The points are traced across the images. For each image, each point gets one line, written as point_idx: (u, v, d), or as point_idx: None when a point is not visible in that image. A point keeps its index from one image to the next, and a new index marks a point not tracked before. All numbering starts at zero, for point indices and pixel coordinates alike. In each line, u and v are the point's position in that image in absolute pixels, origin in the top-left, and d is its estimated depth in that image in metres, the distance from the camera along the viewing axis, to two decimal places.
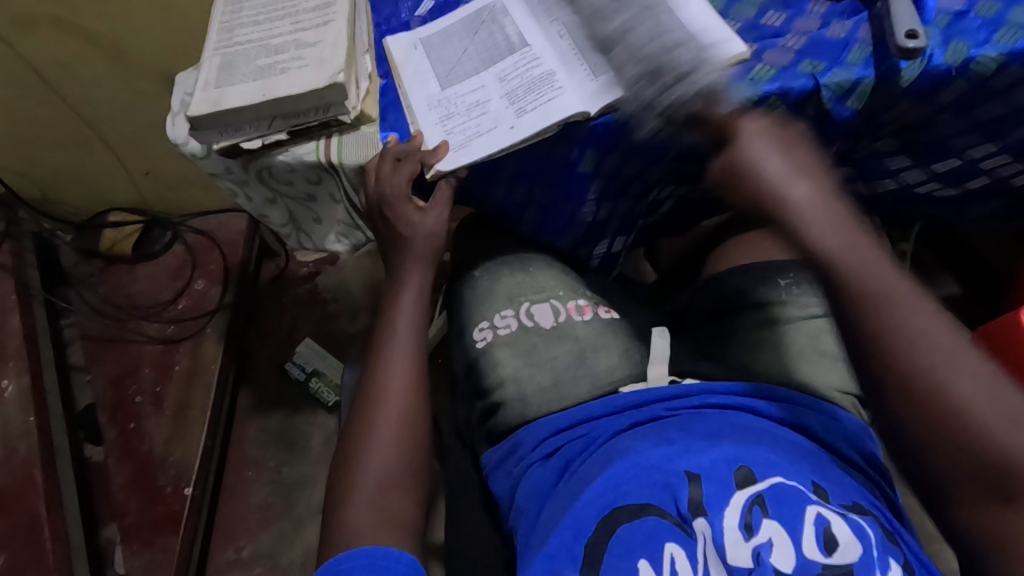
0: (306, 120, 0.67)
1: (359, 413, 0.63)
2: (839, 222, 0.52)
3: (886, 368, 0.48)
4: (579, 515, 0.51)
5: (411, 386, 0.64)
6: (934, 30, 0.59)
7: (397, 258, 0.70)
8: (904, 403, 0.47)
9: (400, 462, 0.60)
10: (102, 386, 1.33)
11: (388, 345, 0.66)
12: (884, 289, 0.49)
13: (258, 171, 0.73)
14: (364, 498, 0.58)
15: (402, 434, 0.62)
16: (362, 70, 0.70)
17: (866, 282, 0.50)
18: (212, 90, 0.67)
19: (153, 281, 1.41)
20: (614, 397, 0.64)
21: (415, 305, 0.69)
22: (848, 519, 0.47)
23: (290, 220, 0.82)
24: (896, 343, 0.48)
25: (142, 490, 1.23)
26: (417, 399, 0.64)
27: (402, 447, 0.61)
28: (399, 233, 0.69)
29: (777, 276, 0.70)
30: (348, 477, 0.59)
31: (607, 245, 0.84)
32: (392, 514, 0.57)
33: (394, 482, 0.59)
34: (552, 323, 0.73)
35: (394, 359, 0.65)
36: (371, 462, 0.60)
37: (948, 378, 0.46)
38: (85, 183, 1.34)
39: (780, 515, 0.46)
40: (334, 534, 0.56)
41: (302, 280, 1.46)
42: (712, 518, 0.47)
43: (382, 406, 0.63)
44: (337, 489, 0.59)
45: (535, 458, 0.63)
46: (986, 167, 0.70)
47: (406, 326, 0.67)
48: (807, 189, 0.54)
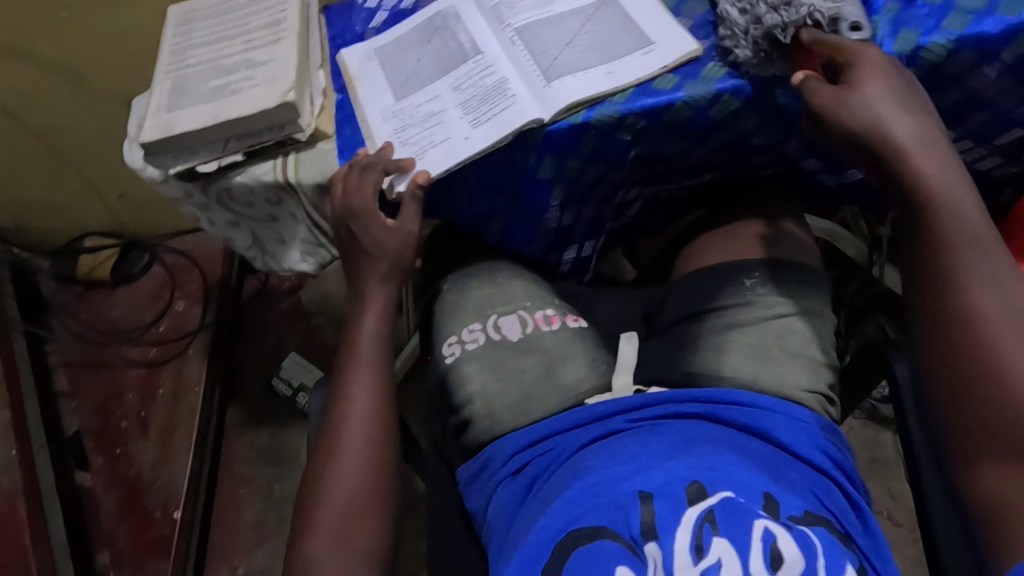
0: (261, 140, 0.67)
1: (323, 439, 0.63)
2: (948, 170, 0.53)
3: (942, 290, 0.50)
4: (537, 540, 0.51)
5: (371, 405, 0.64)
6: (883, 20, 0.59)
7: (364, 274, 0.70)
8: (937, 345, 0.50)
9: (359, 487, 0.60)
10: (87, 412, 1.32)
11: (354, 360, 0.66)
12: (968, 232, 0.51)
13: (218, 193, 0.72)
14: (325, 525, 0.57)
15: (366, 454, 0.62)
16: (315, 87, 0.70)
17: (959, 225, 0.51)
18: (164, 115, 0.66)
19: (134, 304, 1.40)
20: (581, 410, 0.64)
21: (383, 327, 0.69)
22: (795, 534, 0.47)
23: (254, 243, 0.81)
24: (967, 295, 0.49)
25: (132, 516, 1.22)
26: (379, 418, 0.64)
27: (361, 469, 0.61)
28: (364, 249, 0.69)
29: (743, 277, 0.70)
30: (310, 508, 0.59)
31: (576, 250, 0.82)
32: (352, 545, 0.57)
33: (354, 513, 0.58)
34: (520, 335, 0.72)
35: (357, 377, 0.65)
36: (332, 484, 0.60)
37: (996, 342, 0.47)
38: (59, 210, 1.33)
39: (728, 532, 0.46)
40: (295, 564, 0.56)
41: (286, 294, 1.45)
42: (663, 542, 0.46)
43: (344, 425, 0.63)
44: (300, 519, 0.59)
45: (504, 475, 0.63)
46: (949, 153, 0.69)
47: (371, 344, 0.67)
48: (915, 125, 0.54)
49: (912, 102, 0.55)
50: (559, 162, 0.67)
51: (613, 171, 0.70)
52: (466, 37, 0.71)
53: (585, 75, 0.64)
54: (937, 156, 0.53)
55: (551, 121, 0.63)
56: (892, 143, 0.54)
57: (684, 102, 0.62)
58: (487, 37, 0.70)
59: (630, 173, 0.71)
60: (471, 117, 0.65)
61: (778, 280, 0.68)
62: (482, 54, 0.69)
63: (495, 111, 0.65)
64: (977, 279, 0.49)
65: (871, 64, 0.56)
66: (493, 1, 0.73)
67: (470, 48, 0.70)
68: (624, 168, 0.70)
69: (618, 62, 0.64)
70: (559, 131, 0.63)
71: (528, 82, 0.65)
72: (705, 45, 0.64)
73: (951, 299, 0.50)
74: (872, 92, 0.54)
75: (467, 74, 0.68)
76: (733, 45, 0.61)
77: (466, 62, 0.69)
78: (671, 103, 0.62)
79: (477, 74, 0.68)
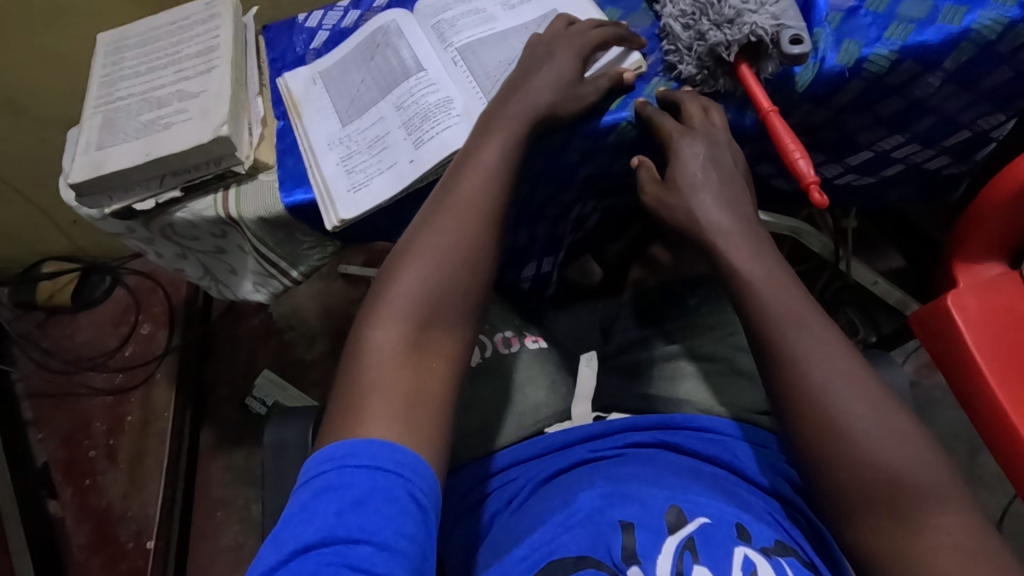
0: (199, 175, 0.65)
1: (405, 239, 0.54)
2: (762, 255, 0.53)
3: (779, 364, 0.50)
4: (509, 571, 0.49)
5: (463, 239, 0.53)
6: (826, 31, 0.58)
7: (494, 111, 0.59)
8: (798, 418, 0.49)
9: (430, 304, 0.51)
10: (54, 444, 1.29)
11: (456, 184, 0.56)
12: (790, 312, 0.50)
13: (160, 229, 0.70)
14: (391, 323, 0.50)
15: (442, 289, 0.52)
16: (254, 115, 0.68)
17: (780, 311, 0.50)
18: (94, 153, 0.64)
19: (98, 330, 1.37)
20: (539, 440, 0.63)
21: (503, 161, 0.56)
22: (773, 562, 0.46)
23: (205, 274, 0.78)
24: (803, 374, 0.48)
25: (105, 548, 1.20)
26: (466, 258, 0.53)
27: (422, 308, 0.51)
28: (510, 90, 0.59)
29: (688, 296, 0.72)
30: (376, 298, 0.52)
31: (535, 267, 0.81)
32: (413, 384, 0.48)
33: (419, 337, 0.50)
34: (478, 360, 0.70)
35: (452, 206, 0.55)
36: (392, 310, 0.50)
37: (844, 409, 0.47)
38: (12, 238, 1.29)
39: (709, 560, 0.46)
40: (355, 354, 0.49)
41: (255, 310, 1.42)
42: (646, 565, 0.46)
43: (425, 246, 0.53)
44: (366, 308, 0.52)
45: (464, 509, 0.61)
46: (899, 156, 0.68)
47: (482, 170, 0.56)
48: (731, 222, 0.55)
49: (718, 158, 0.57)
50: None
51: (563, 192, 0.69)
52: (407, 54, 0.68)
53: None
54: (752, 239, 0.54)
55: None
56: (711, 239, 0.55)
57: (629, 123, 0.61)
58: (429, 55, 0.67)
59: (581, 190, 0.70)
60: (415, 139, 0.63)
61: (717, 299, 0.71)
62: (424, 72, 0.66)
63: (437, 131, 0.63)
64: (809, 352, 0.49)
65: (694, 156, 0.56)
66: (434, 18, 0.70)
67: (412, 65, 0.67)
68: (575, 186, 0.69)
69: None
70: None
71: (465, 102, 0.64)
72: (649, 60, 0.63)
73: (795, 381, 0.49)
74: (692, 175, 0.56)
75: (409, 93, 0.66)
76: (677, 61, 0.61)
77: (408, 81, 0.67)
78: (616, 123, 0.61)
79: (419, 94, 0.65)
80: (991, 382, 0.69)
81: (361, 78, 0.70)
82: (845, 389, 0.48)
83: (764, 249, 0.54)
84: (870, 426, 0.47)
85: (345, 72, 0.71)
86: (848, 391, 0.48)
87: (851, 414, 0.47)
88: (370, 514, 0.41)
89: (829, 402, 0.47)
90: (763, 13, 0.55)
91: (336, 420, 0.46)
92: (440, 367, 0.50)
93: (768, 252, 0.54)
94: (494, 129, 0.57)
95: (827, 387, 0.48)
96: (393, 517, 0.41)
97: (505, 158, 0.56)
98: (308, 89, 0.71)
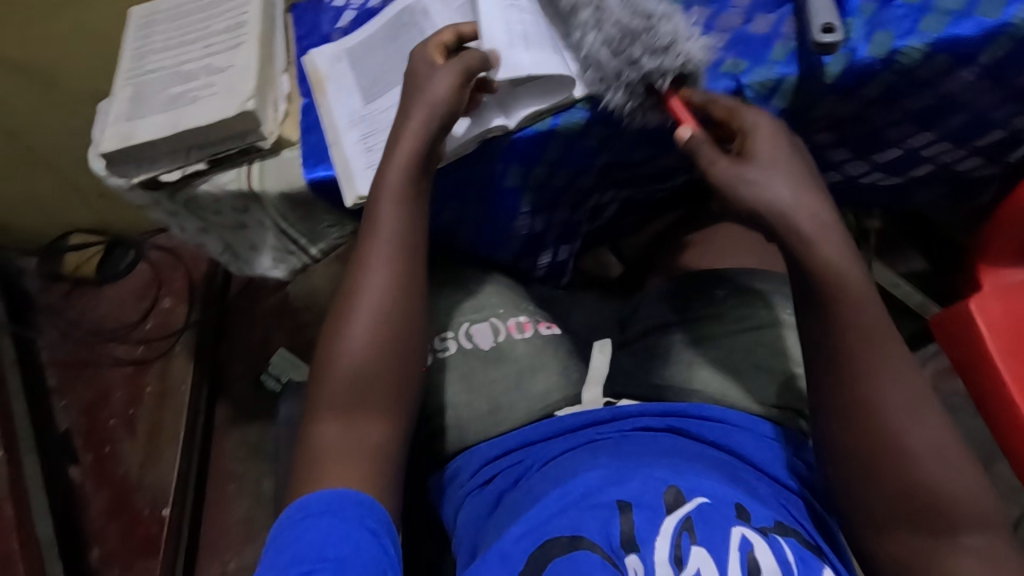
0: (224, 148, 0.66)
1: (337, 311, 0.59)
2: (844, 257, 0.51)
3: (845, 386, 0.51)
4: (508, 551, 0.50)
5: (383, 303, 0.58)
6: (858, 21, 0.56)
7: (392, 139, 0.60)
8: (848, 434, 0.51)
9: (367, 372, 0.56)
10: (75, 412, 1.32)
11: (366, 264, 0.58)
12: (874, 327, 0.51)
13: (185, 201, 0.71)
14: (331, 400, 0.56)
15: (372, 353, 0.57)
16: (279, 92, 0.69)
17: (859, 316, 0.51)
18: (123, 124, 0.65)
19: (120, 303, 1.40)
20: (550, 422, 0.64)
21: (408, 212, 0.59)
22: (770, 542, 0.48)
23: (227, 248, 0.80)
24: (869, 390, 0.50)
25: (122, 515, 1.24)
26: (390, 333, 0.57)
27: (355, 384, 0.56)
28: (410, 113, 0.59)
29: (714, 288, 0.70)
30: (320, 374, 0.57)
31: (551, 255, 0.80)
32: (354, 441, 0.55)
33: (358, 403, 0.56)
34: (492, 344, 0.70)
35: (371, 275, 0.58)
36: (327, 401, 0.56)
37: (902, 432, 0.49)
38: (41, 210, 1.32)
39: (706, 542, 0.48)
40: (304, 438, 0.56)
41: (272, 290, 1.44)
42: (644, 554, 0.48)
43: (356, 321, 0.57)
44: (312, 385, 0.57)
45: (471, 488, 0.62)
46: (929, 154, 0.67)
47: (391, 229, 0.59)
48: (813, 203, 0.52)
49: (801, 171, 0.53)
50: (526, 170, 0.66)
51: (580, 179, 0.69)
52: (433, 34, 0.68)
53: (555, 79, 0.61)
54: (835, 257, 0.51)
55: (517, 127, 0.61)
56: (787, 223, 0.52)
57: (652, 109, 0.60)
58: None
59: (600, 177, 0.70)
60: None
61: (747, 292, 0.69)
62: None
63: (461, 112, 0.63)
64: (881, 374, 0.50)
65: (763, 128, 0.54)
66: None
67: None
68: (593, 173, 0.69)
69: None
70: (524, 139, 0.62)
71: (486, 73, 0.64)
72: None
73: (861, 393, 0.51)
74: (770, 163, 0.53)
75: None
76: (605, 91, 0.57)
77: None
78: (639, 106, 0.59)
79: None
80: (1014, 388, 0.68)
81: (385, 58, 0.70)
82: (905, 415, 0.50)
83: (845, 241, 0.52)
84: (926, 447, 0.49)
85: (369, 52, 0.71)
86: (902, 417, 0.50)
87: (910, 440, 0.49)
88: (324, 544, 0.47)
89: (887, 421, 0.50)
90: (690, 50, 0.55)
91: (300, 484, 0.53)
92: (375, 428, 0.56)
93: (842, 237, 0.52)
94: (387, 193, 0.58)
95: (888, 412, 0.50)
96: (346, 539, 0.48)
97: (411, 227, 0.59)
98: (330, 67, 0.71)
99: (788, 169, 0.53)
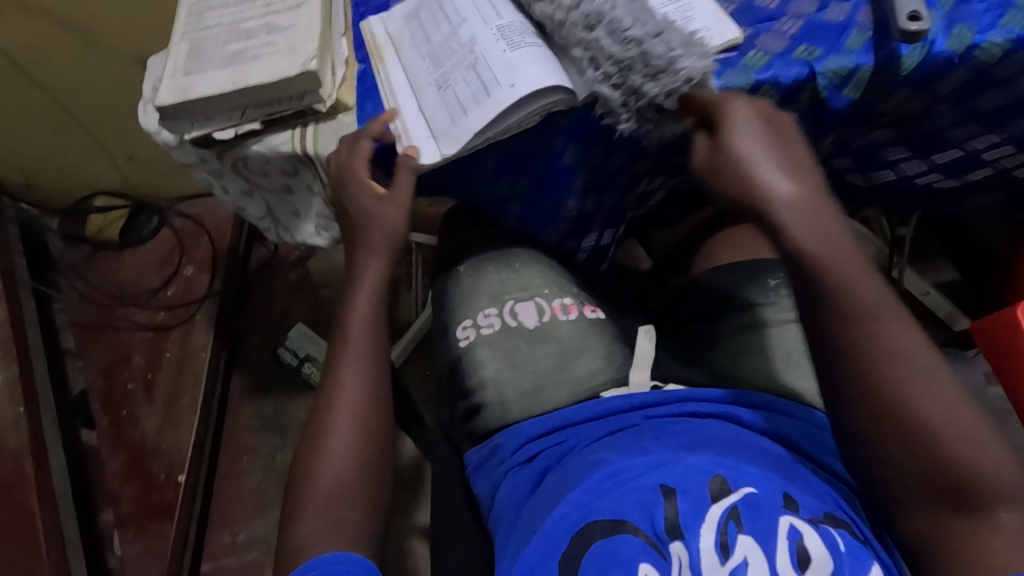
0: (280, 109, 0.65)
1: (317, 417, 0.59)
2: (831, 228, 0.52)
3: (846, 354, 0.49)
4: (551, 533, 0.50)
5: (362, 397, 0.60)
6: (937, 14, 0.55)
7: (362, 242, 0.66)
8: (866, 409, 0.48)
9: (357, 464, 0.57)
10: (94, 373, 1.32)
11: (334, 367, 0.61)
12: (871, 302, 0.49)
13: (233, 161, 0.70)
14: (319, 502, 0.55)
15: (357, 443, 0.58)
16: (337, 56, 0.68)
17: (851, 290, 0.49)
18: (180, 78, 0.64)
19: (142, 268, 1.39)
20: (597, 403, 0.63)
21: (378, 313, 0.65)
22: (822, 532, 0.46)
23: (268, 213, 0.79)
24: (872, 364, 0.48)
25: (136, 478, 1.24)
26: (371, 422, 0.59)
27: (345, 481, 0.56)
28: (363, 223, 0.66)
29: (766, 278, 0.70)
30: (307, 477, 0.56)
31: (596, 238, 0.80)
32: (346, 522, 0.54)
33: (350, 489, 0.56)
34: (536, 324, 0.71)
35: (347, 375, 0.60)
36: (313, 505, 0.54)
37: (918, 400, 0.47)
38: (68, 170, 1.31)
39: (754, 531, 0.46)
40: (292, 542, 0.53)
41: (294, 264, 1.43)
42: (689, 541, 0.46)
43: (337, 421, 0.58)
44: (294, 497, 0.56)
45: (513, 464, 0.62)
46: (989, 158, 0.67)
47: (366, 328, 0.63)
48: (796, 189, 0.53)
49: (788, 159, 0.54)
50: (583, 149, 0.66)
51: (637, 161, 0.69)
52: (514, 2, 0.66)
53: None
54: (840, 244, 0.51)
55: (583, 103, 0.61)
56: (765, 211, 0.53)
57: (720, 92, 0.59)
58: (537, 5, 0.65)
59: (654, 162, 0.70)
60: (507, 47, 0.62)
61: None
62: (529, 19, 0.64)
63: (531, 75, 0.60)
64: (882, 346, 0.48)
65: (740, 112, 0.55)
66: None
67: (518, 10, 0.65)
68: (650, 155, 0.68)
69: None
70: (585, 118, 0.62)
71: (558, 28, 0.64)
72: (746, 32, 0.60)
73: (862, 371, 0.48)
74: (751, 147, 0.54)
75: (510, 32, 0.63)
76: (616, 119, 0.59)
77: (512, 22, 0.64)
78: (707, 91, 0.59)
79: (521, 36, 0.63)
80: None
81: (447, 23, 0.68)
82: (919, 384, 0.47)
83: (829, 214, 0.52)
84: (947, 416, 0.46)
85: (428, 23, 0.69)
86: (919, 385, 0.47)
87: (929, 409, 0.47)
88: None
89: (903, 386, 0.47)
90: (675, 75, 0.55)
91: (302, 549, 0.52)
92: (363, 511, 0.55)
93: (824, 210, 0.52)
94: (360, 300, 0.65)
95: (904, 382, 0.47)
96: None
97: (376, 310, 0.65)
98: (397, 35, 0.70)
99: (774, 154, 0.53)
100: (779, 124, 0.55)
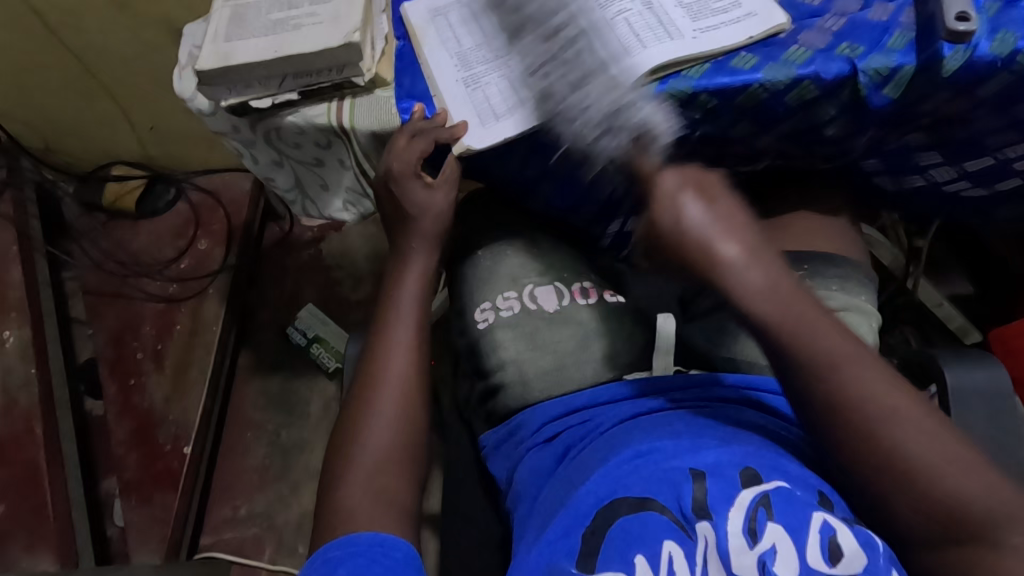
0: (318, 81, 0.65)
1: (360, 391, 0.59)
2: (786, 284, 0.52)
3: (835, 404, 0.47)
4: (577, 509, 0.50)
5: (408, 371, 0.60)
6: (983, 18, 0.56)
7: (405, 234, 0.66)
8: (859, 451, 0.46)
9: (402, 440, 0.57)
10: (103, 340, 1.32)
11: (386, 331, 0.62)
12: (844, 349, 0.48)
13: (266, 131, 0.70)
14: (361, 476, 0.55)
15: (399, 415, 0.58)
16: (378, 31, 0.67)
17: (821, 348, 0.48)
18: (222, 44, 0.64)
19: (156, 239, 1.39)
20: (619, 386, 0.64)
21: (425, 286, 0.65)
22: (855, 530, 0.46)
23: (296, 184, 0.80)
24: (866, 411, 0.46)
25: (142, 447, 1.24)
26: (414, 396, 0.59)
27: (392, 457, 0.56)
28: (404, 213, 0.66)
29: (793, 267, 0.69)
30: (349, 445, 0.56)
31: (620, 225, 0.80)
32: (387, 494, 0.54)
33: (394, 460, 0.56)
34: (556, 307, 0.72)
35: (391, 348, 0.60)
36: (358, 472, 0.55)
37: (908, 433, 0.46)
38: (89, 137, 1.31)
39: (784, 519, 0.46)
40: (328, 514, 0.53)
41: (307, 245, 1.43)
42: (717, 522, 0.46)
43: (381, 397, 0.58)
44: (332, 468, 0.56)
45: (534, 442, 0.63)
46: (1020, 168, 0.67)
47: (412, 304, 0.63)
48: (755, 268, 0.52)
49: (732, 217, 0.55)
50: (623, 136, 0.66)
51: None
52: None
53: (674, 42, 0.61)
54: (791, 299, 0.51)
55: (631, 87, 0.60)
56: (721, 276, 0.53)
57: (761, 85, 0.59)
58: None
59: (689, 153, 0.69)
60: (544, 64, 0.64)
61: (826, 273, 0.68)
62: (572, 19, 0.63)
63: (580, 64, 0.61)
64: (864, 392, 0.47)
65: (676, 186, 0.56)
66: None
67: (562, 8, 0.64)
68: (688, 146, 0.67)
69: (709, 32, 0.61)
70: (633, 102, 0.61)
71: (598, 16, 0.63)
72: (794, 27, 0.61)
73: (850, 413, 0.47)
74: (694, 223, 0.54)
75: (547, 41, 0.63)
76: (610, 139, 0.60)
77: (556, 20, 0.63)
78: (748, 84, 0.59)
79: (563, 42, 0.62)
80: None
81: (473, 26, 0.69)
82: (906, 419, 0.46)
83: (779, 275, 0.52)
84: (936, 446, 0.45)
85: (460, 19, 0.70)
86: (905, 421, 0.46)
87: (916, 439, 0.45)
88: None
89: (879, 417, 0.46)
90: (622, 129, 0.59)
91: (335, 513, 0.53)
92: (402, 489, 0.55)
93: (777, 272, 0.52)
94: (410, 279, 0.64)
95: (892, 417, 0.46)
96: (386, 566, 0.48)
97: (424, 282, 0.65)
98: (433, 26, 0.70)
99: (715, 220, 0.54)
100: (705, 181, 0.57)
